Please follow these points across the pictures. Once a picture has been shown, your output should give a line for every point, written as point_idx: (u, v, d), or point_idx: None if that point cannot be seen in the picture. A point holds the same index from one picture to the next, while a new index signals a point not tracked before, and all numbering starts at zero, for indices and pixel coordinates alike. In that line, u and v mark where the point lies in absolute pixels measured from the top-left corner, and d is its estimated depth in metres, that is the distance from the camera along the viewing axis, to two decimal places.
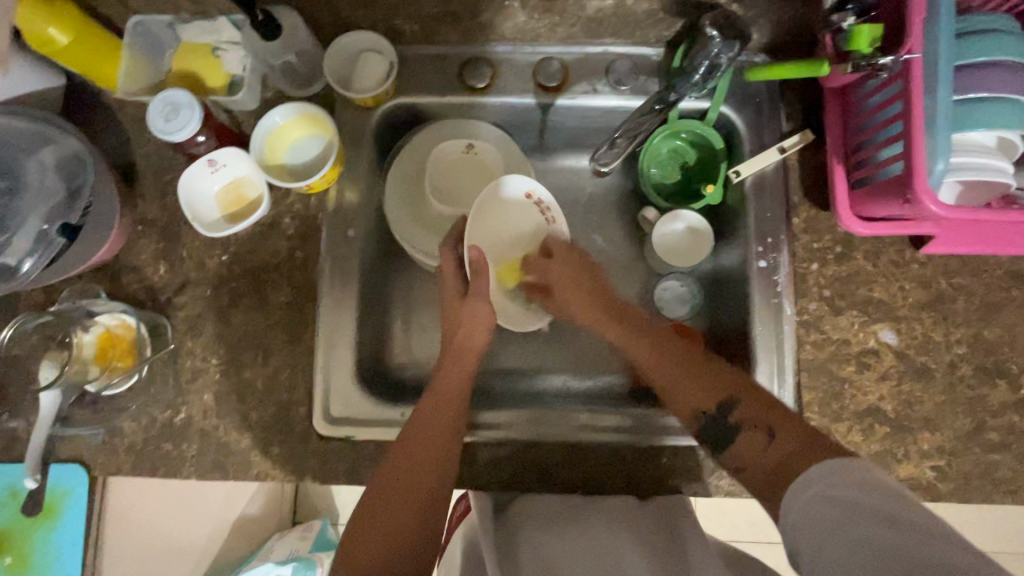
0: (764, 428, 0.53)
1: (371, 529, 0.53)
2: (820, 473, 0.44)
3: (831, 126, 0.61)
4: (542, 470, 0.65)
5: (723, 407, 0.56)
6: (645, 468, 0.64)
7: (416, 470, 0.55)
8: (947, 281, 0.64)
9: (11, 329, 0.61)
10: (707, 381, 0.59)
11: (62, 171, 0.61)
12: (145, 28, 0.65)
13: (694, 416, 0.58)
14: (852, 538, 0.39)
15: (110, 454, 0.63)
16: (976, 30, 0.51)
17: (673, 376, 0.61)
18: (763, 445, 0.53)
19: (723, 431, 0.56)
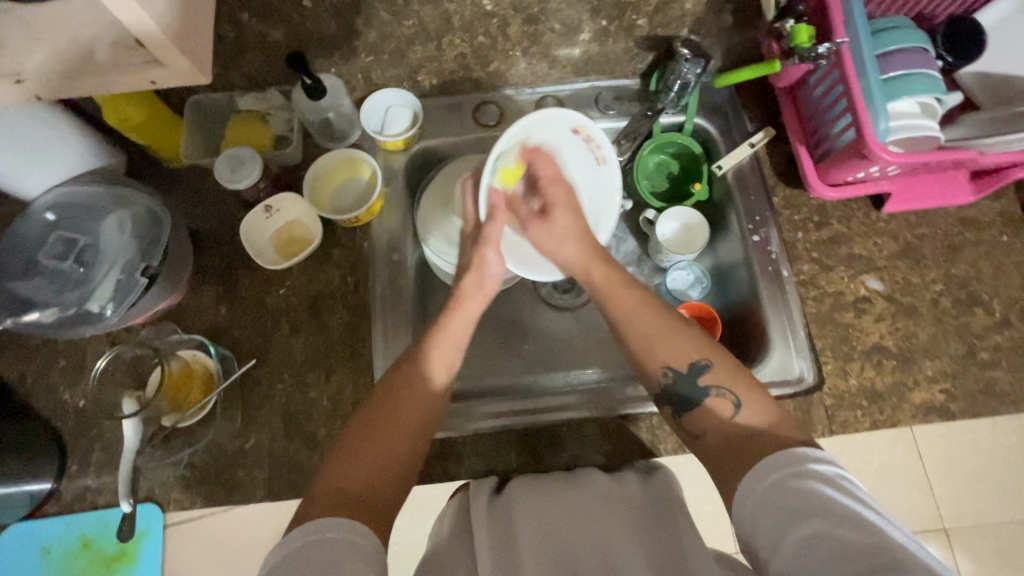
0: (732, 395, 0.54)
1: (361, 456, 0.52)
2: (780, 466, 0.47)
3: (788, 118, 0.74)
4: (584, 441, 0.69)
5: (696, 366, 0.56)
6: (634, 436, 0.69)
7: (412, 398, 0.56)
8: (911, 233, 0.76)
9: (106, 359, 0.66)
10: (690, 342, 0.58)
11: (138, 225, 0.69)
12: (202, 105, 0.75)
13: (661, 371, 0.58)
14: (806, 534, 0.43)
15: (186, 488, 0.66)
16: (883, 29, 0.67)
17: (656, 332, 0.59)
18: (727, 416, 0.54)
19: (689, 389, 0.57)
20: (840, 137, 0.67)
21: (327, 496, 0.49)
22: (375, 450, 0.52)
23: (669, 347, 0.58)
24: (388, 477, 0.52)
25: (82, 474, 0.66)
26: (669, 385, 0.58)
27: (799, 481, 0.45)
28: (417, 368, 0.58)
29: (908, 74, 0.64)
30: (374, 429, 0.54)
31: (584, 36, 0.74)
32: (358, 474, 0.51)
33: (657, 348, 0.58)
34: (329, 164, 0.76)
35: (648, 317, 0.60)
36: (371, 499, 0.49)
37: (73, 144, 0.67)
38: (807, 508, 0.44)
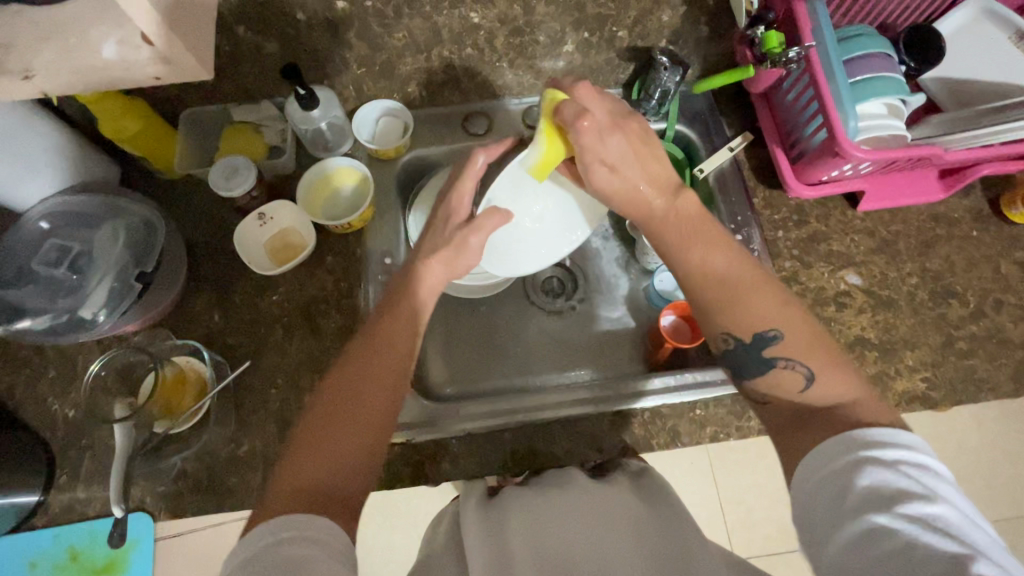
0: (804, 366, 0.52)
1: (310, 454, 0.49)
2: (844, 454, 0.45)
3: (765, 122, 0.78)
4: (577, 436, 0.70)
5: (758, 337, 0.54)
6: (628, 432, 0.70)
7: (359, 386, 0.53)
8: (886, 229, 0.79)
9: (107, 357, 0.66)
10: (770, 301, 0.54)
11: (133, 233, 0.70)
12: (196, 117, 0.76)
13: (722, 337, 0.56)
14: (861, 527, 0.41)
15: (177, 497, 0.65)
16: (848, 37, 0.71)
17: (744, 292, 0.55)
18: (799, 388, 0.53)
19: (759, 360, 0.54)
20: (814, 138, 0.70)
21: (288, 493, 0.46)
22: (330, 446, 0.49)
23: (759, 309, 0.54)
24: (347, 469, 0.49)
25: (71, 485, 0.65)
26: (734, 351, 0.56)
27: (865, 470, 0.43)
28: (368, 352, 0.55)
29: (873, 78, 0.68)
30: (323, 421, 0.50)
31: (568, 47, 0.77)
32: (310, 472, 0.47)
33: (727, 309, 0.55)
34: (321, 173, 0.78)
35: (732, 272, 0.56)
36: (325, 496, 0.46)
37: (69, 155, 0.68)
38: (874, 500, 0.41)
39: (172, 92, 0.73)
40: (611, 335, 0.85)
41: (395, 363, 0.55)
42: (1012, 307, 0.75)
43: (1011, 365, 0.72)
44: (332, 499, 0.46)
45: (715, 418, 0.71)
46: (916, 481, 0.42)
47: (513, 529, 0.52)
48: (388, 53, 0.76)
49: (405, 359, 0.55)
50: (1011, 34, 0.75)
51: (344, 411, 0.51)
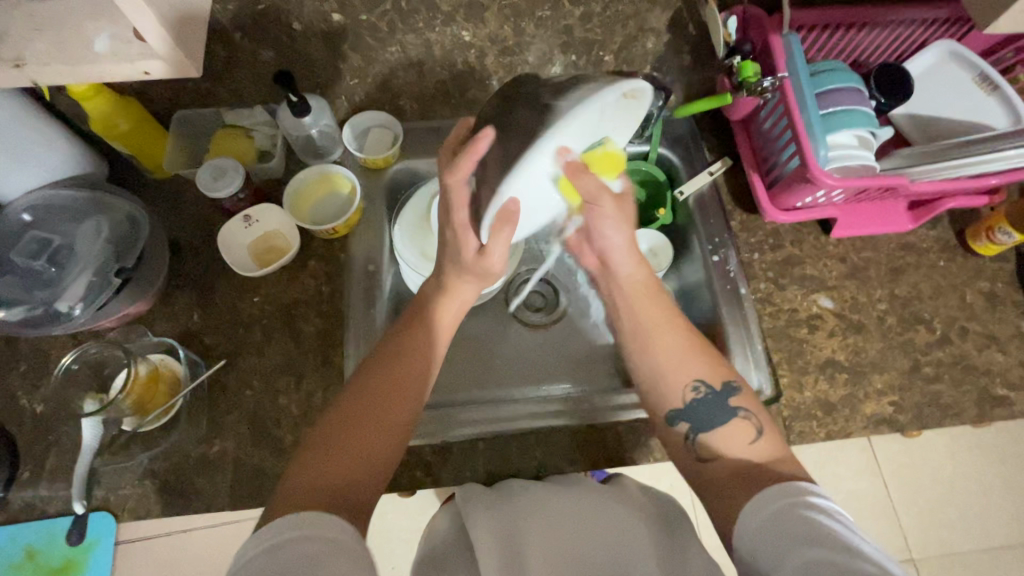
0: (756, 426, 0.56)
1: (337, 451, 0.50)
2: (774, 494, 0.47)
3: (743, 148, 0.81)
4: (556, 446, 0.70)
5: (728, 387, 0.57)
6: (602, 443, 0.71)
7: (385, 394, 0.54)
8: (857, 255, 0.81)
9: (76, 353, 0.66)
10: (712, 367, 0.58)
11: (116, 229, 0.70)
12: (188, 120, 0.77)
13: (686, 388, 0.58)
14: (801, 558, 0.41)
15: (142, 497, 0.64)
16: (821, 70, 0.74)
17: (675, 355, 0.59)
18: (749, 442, 0.55)
19: (717, 409, 0.57)
20: (788, 165, 0.73)
21: (299, 491, 0.46)
22: (360, 444, 0.51)
23: (686, 370, 0.58)
24: (364, 471, 0.50)
25: (34, 482, 0.64)
26: (697, 402, 0.57)
27: (797, 511, 0.44)
28: (392, 361, 0.56)
29: (843, 110, 0.72)
30: (347, 422, 0.52)
31: (557, 69, 0.80)
32: (342, 467, 0.49)
33: (673, 369, 0.58)
34: (309, 179, 0.79)
35: (673, 338, 0.60)
36: (343, 494, 0.47)
37: (57, 149, 0.68)
38: (807, 534, 0.42)
39: (166, 93, 0.74)
40: (591, 350, 0.86)
41: (420, 376, 0.56)
42: (977, 335, 0.77)
43: (975, 391, 0.74)
44: (348, 497, 0.47)
45: None
46: (843, 523, 0.43)
47: (530, 537, 0.53)
48: (381, 66, 0.77)
49: (420, 363, 0.57)
50: (976, 76, 0.78)
51: (374, 410, 0.53)
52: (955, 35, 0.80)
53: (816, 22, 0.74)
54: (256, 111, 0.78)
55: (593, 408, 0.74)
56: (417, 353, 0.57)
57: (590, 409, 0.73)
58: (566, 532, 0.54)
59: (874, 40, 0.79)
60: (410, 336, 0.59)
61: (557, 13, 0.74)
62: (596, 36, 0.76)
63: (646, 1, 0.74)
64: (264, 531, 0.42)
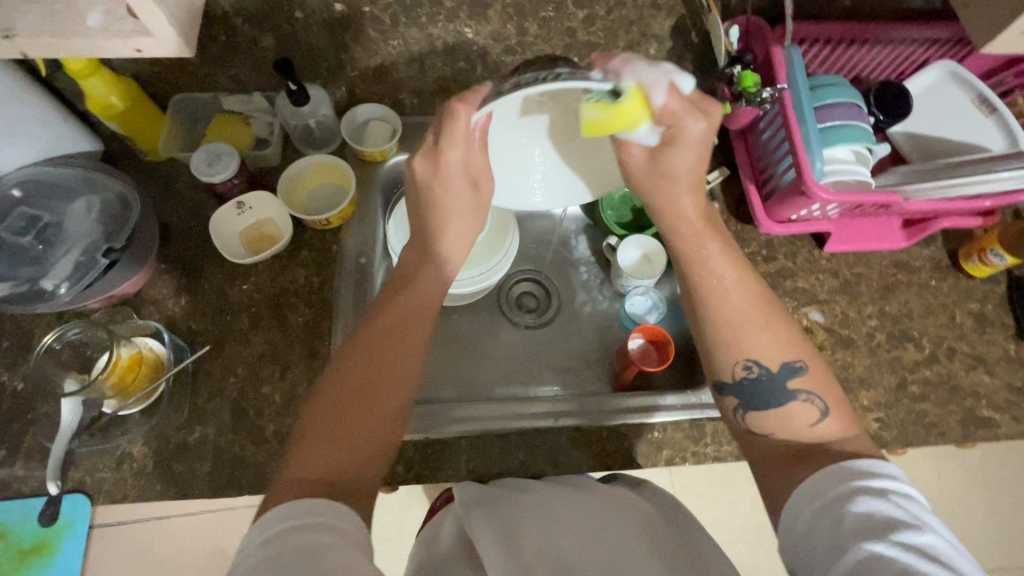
0: (820, 404, 0.53)
1: (326, 441, 0.48)
2: (833, 475, 0.46)
3: (741, 158, 0.81)
4: (539, 448, 0.71)
5: (791, 365, 0.55)
6: (585, 446, 0.72)
7: (378, 380, 0.52)
8: (849, 270, 0.81)
9: (54, 335, 0.64)
10: (777, 341, 0.56)
11: (107, 209, 0.69)
12: (187, 103, 0.77)
13: (739, 364, 0.56)
14: (858, 555, 0.40)
15: (119, 480, 0.63)
16: (820, 85, 0.74)
17: (745, 324, 0.56)
18: (812, 419, 0.53)
19: (779, 388, 0.54)
20: (784, 177, 0.73)
21: (299, 483, 0.44)
22: (353, 433, 0.49)
23: (749, 341, 0.56)
24: (363, 461, 0.48)
25: (9, 461, 0.63)
26: (752, 381, 0.55)
27: (841, 505, 0.44)
28: (396, 347, 0.54)
29: (841, 125, 0.72)
30: (340, 412, 0.49)
31: None
32: (330, 459, 0.47)
33: (733, 338, 0.56)
34: (305, 169, 0.79)
35: (746, 306, 0.57)
36: (342, 486, 0.46)
37: (50, 126, 0.68)
38: (859, 529, 0.41)
39: (164, 76, 0.73)
40: (581, 352, 0.86)
41: (408, 360, 0.54)
42: (965, 356, 0.77)
43: (961, 411, 0.74)
44: (350, 490, 0.46)
45: (672, 441, 0.72)
46: (906, 510, 0.42)
47: (528, 535, 0.51)
48: (382, 58, 0.77)
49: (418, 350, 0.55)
50: (975, 98, 0.78)
51: (369, 397, 0.51)
52: (955, 56, 0.80)
53: (817, 36, 0.74)
54: (254, 98, 0.78)
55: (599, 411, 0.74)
56: (408, 334, 0.56)
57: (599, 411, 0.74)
58: (580, 533, 0.51)
59: (875, 57, 0.79)
60: (394, 316, 0.57)
61: (559, 14, 0.74)
62: (598, 40, 0.76)
63: (650, 7, 0.74)
64: (258, 525, 0.41)
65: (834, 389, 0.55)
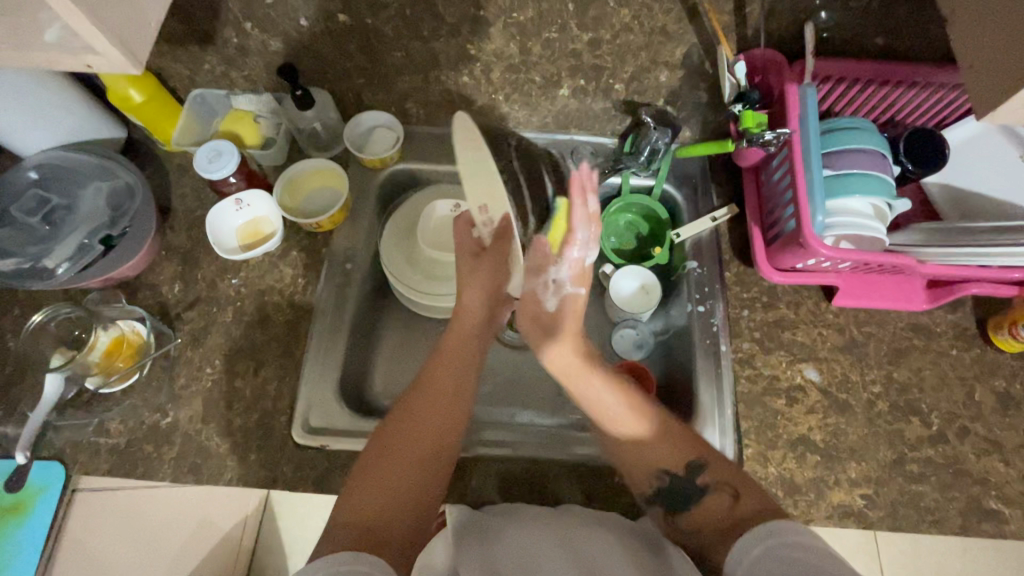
0: (730, 492, 0.59)
1: (365, 484, 0.57)
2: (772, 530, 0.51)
3: (749, 198, 0.76)
4: (498, 479, 0.70)
5: (693, 469, 0.62)
6: (554, 479, 0.70)
7: (420, 435, 0.61)
8: (857, 328, 0.75)
9: (42, 317, 0.70)
10: (669, 448, 0.64)
11: (115, 195, 0.74)
12: (204, 99, 0.80)
13: (658, 474, 0.64)
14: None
15: (94, 453, 0.67)
16: (840, 127, 0.69)
17: (643, 446, 0.65)
18: (727, 505, 0.58)
19: (688, 489, 0.62)
20: (787, 223, 0.69)
21: (341, 526, 0.53)
22: (386, 478, 0.57)
23: (654, 455, 0.64)
24: (398, 509, 0.56)
25: (4, 421, 0.68)
26: (663, 487, 0.63)
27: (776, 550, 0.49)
28: (424, 402, 0.64)
29: (857, 173, 0.66)
30: (382, 459, 0.59)
31: (564, 91, 0.78)
32: (365, 502, 0.55)
33: (639, 467, 0.65)
34: (305, 171, 0.81)
35: (641, 437, 0.65)
36: (378, 534, 0.53)
37: (71, 113, 0.73)
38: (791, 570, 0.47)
39: (183, 72, 0.77)
40: (563, 378, 0.84)
41: (445, 419, 0.63)
42: (978, 438, 0.70)
43: (964, 500, 0.67)
44: (384, 534, 0.53)
45: (635, 489, 0.69)
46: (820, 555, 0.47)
47: (501, 546, 0.58)
48: (387, 68, 0.77)
49: (447, 411, 0.64)
50: None
51: (403, 448, 0.60)
52: None
53: (842, 75, 0.68)
54: (264, 99, 0.81)
55: (610, 451, 0.72)
56: (450, 399, 0.65)
57: (608, 451, 0.72)
58: (554, 544, 0.58)
59: (910, 101, 0.72)
60: (437, 379, 0.66)
61: (564, 36, 0.71)
62: (606, 63, 0.74)
63: (661, 33, 0.70)
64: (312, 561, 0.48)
65: (740, 476, 0.61)
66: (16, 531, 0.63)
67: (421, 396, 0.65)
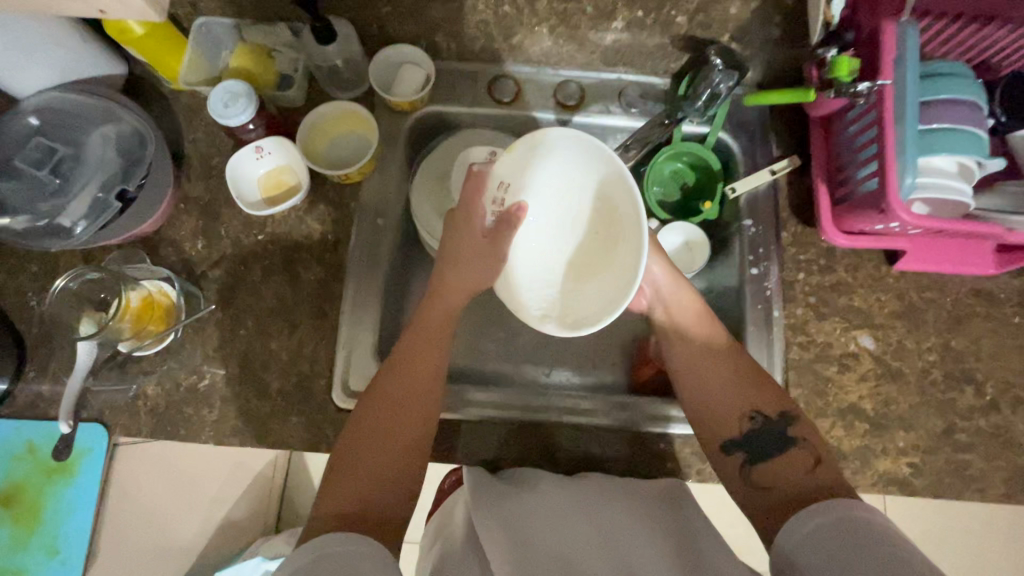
0: (815, 455, 0.57)
1: (344, 467, 0.55)
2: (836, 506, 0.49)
3: (816, 152, 0.70)
4: (491, 442, 0.69)
5: (785, 417, 0.60)
6: (595, 443, 0.70)
7: (397, 415, 0.58)
8: (918, 294, 0.72)
9: (61, 283, 0.65)
10: (737, 398, 0.61)
11: (123, 143, 0.67)
12: (210, 29, 0.72)
13: (742, 417, 0.60)
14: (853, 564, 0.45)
15: (133, 415, 0.66)
16: (936, 73, 0.61)
17: (716, 399, 0.61)
18: (806, 470, 0.56)
19: (774, 436, 0.59)
20: (863, 183, 0.63)
21: (339, 509, 0.53)
22: (370, 456, 0.56)
23: (733, 403, 0.61)
24: (376, 488, 0.55)
25: (39, 379, 0.66)
26: (754, 433, 0.60)
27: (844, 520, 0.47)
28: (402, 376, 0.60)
29: (950, 128, 0.59)
30: (363, 434, 0.57)
31: (617, 24, 0.71)
32: (353, 486, 0.54)
33: (708, 415, 0.61)
34: (328, 114, 0.73)
35: (730, 382, 0.62)
36: (370, 516, 0.54)
37: (65, 48, 0.65)
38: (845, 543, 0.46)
39: None
40: (602, 336, 0.81)
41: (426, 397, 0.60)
42: None
43: (1008, 469, 0.66)
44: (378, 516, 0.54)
45: (678, 456, 0.69)
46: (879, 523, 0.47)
47: (536, 538, 0.56)
48: None
49: (424, 385, 0.60)
50: None
51: (384, 425, 0.57)
52: None
53: (942, 10, 0.60)
54: (280, 29, 0.73)
55: (647, 414, 0.70)
56: (428, 371, 0.61)
57: (646, 415, 0.70)
58: (591, 527, 0.57)
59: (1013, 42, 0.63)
60: (413, 352, 0.61)
61: None
62: None
63: None
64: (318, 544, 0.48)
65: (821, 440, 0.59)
66: (64, 490, 0.66)
67: (400, 365, 0.60)
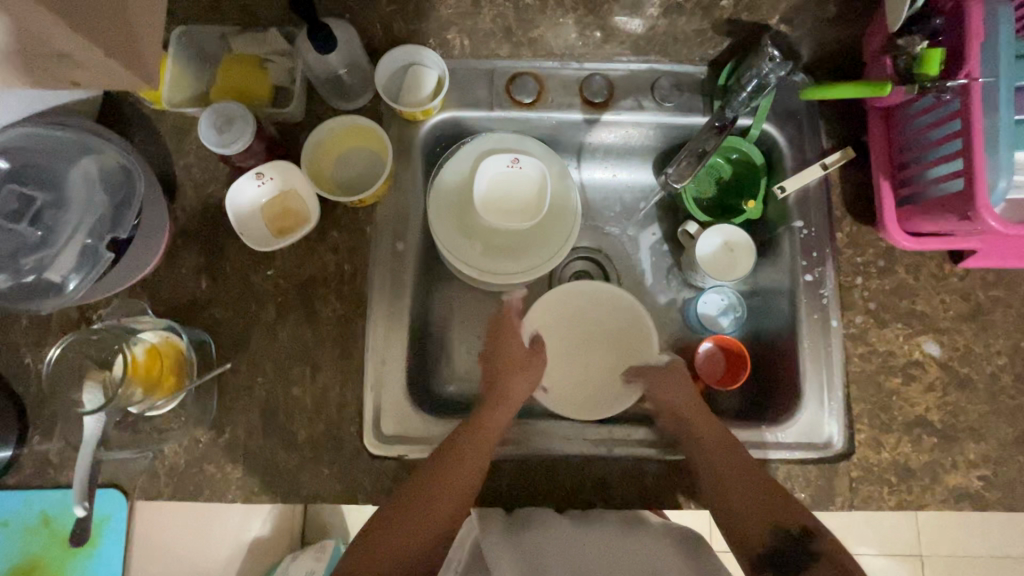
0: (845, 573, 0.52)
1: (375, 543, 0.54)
2: None
3: (876, 145, 0.64)
4: (536, 484, 0.63)
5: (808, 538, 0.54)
6: (652, 479, 0.63)
7: (438, 500, 0.56)
8: (985, 293, 0.67)
9: (58, 349, 0.58)
10: (764, 499, 0.57)
11: (109, 180, 0.59)
12: (190, 40, 0.65)
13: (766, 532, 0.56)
14: None
15: (151, 478, 0.61)
16: None
17: (742, 502, 0.57)
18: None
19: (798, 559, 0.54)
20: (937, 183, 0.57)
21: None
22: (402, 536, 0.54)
23: (756, 515, 0.57)
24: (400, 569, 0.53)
25: (45, 442, 0.61)
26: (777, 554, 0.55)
27: None
28: (455, 458, 0.58)
29: None
30: (405, 512, 0.55)
31: (652, 11, 0.63)
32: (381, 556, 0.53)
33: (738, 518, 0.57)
34: (333, 130, 0.66)
35: (757, 502, 0.57)
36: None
37: None
38: None
39: None
40: None
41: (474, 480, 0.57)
42: None
43: None
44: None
45: None
46: None
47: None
48: None
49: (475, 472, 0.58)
50: None
51: (425, 503, 0.56)
52: None
53: None
54: (270, 36, 0.65)
55: None
56: (481, 454, 0.59)
57: None
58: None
59: None
60: (467, 438, 0.59)
61: None
62: None
63: None
64: None
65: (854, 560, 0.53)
66: (85, 563, 0.63)
67: (456, 452, 0.58)
